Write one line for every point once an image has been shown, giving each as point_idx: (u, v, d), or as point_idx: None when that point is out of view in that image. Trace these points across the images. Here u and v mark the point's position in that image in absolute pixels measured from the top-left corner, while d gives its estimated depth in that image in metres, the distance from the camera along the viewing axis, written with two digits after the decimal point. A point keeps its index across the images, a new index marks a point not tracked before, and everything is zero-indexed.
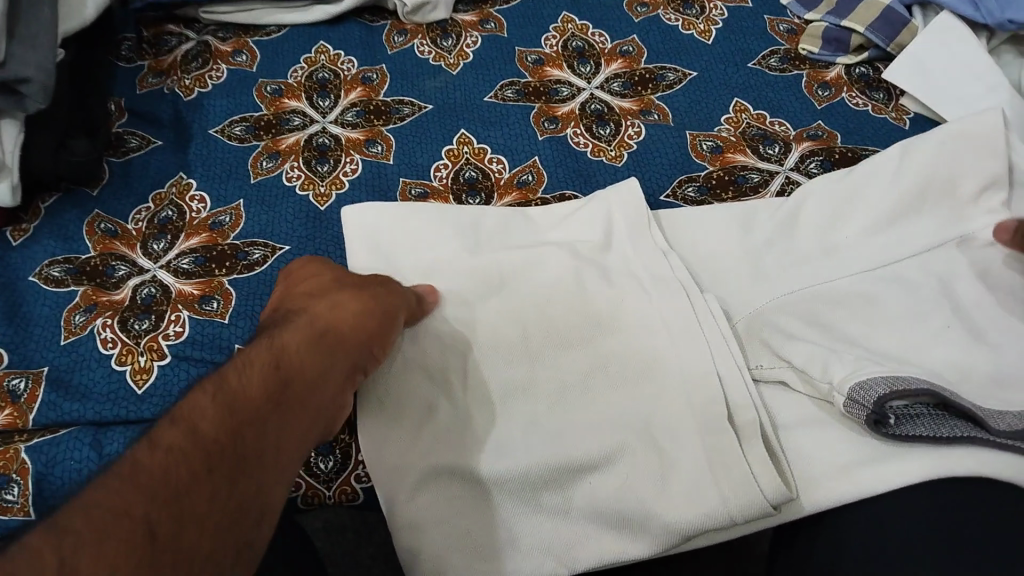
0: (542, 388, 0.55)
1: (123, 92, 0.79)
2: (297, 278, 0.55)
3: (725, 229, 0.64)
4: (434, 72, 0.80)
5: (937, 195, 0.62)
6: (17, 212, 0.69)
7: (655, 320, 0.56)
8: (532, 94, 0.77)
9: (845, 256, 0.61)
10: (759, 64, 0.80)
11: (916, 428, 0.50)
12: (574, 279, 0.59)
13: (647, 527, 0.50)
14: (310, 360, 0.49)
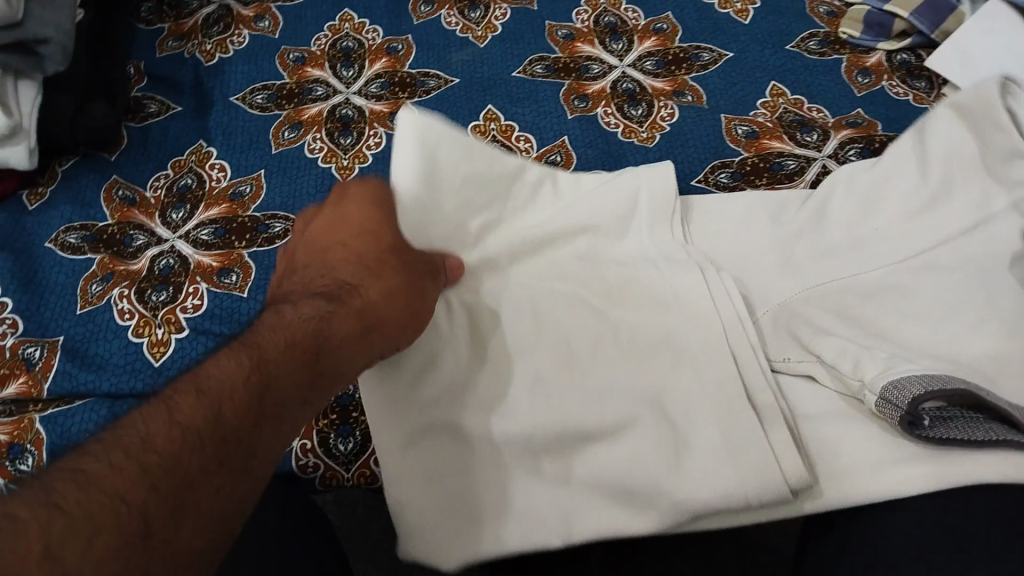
0: (545, 352, 0.50)
1: (143, 57, 0.77)
2: (340, 218, 0.50)
3: (757, 220, 0.61)
4: (462, 44, 0.77)
5: (972, 161, 0.57)
6: (33, 175, 0.67)
7: (669, 293, 0.52)
8: (562, 71, 0.75)
9: (877, 237, 0.57)
10: (798, 47, 0.77)
11: (952, 430, 0.45)
12: (588, 253, 0.55)
13: (657, 501, 0.45)
14: (350, 347, 0.45)
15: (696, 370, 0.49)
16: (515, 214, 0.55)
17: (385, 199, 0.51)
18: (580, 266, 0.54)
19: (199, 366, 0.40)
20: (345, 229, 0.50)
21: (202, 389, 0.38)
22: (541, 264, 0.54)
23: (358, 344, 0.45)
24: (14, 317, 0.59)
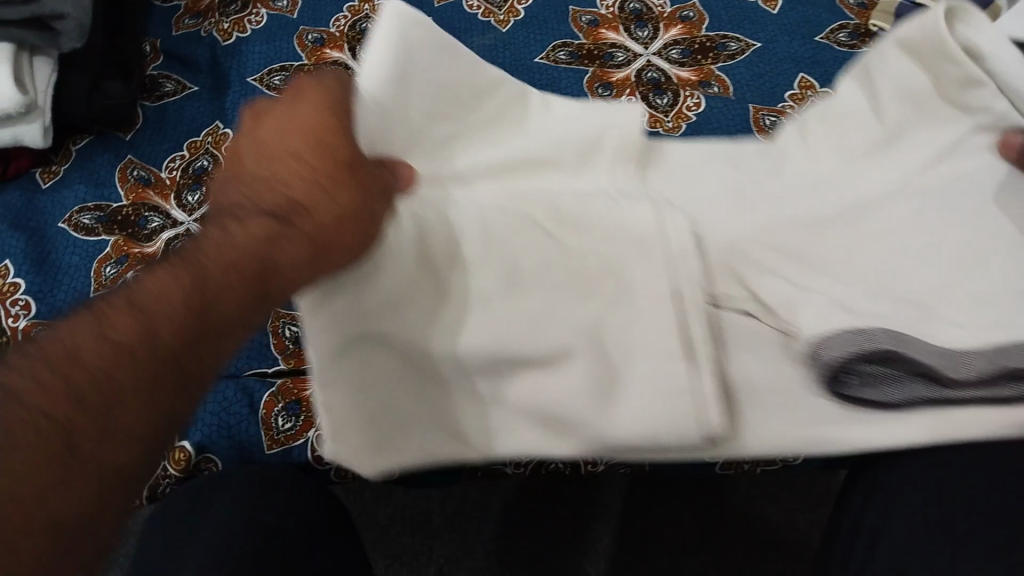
0: (492, 267, 0.48)
1: (159, 34, 0.75)
2: (289, 115, 0.43)
3: (710, 162, 0.62)
4: (484, 28, 0.76)
5: (925, 106, 0.59)
6: (47, 152, 0.66)
7: (626, 223, 0.51)
8: (586, 57, 0.74)
9: (823, 183, 0.59)
10: (827, 38, 0.75)
11: (873, 382, 0.49)
12: (543, 175, 0.55)
13: (580, 431, 0.48)
14: (299, 273, 0.40)
15: (648, 302, 0.48)
16: (466, 117, 0.54)
17: (343, 94, 0.44)
18: (523, 188, 0.54)
19: (138, 281, 0.39)
20: (296, 131, 0.42)
21: (136, 312, 0.38)
22: (499, 184, 0.54)
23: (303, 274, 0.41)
24: (27, 299, 0.58)
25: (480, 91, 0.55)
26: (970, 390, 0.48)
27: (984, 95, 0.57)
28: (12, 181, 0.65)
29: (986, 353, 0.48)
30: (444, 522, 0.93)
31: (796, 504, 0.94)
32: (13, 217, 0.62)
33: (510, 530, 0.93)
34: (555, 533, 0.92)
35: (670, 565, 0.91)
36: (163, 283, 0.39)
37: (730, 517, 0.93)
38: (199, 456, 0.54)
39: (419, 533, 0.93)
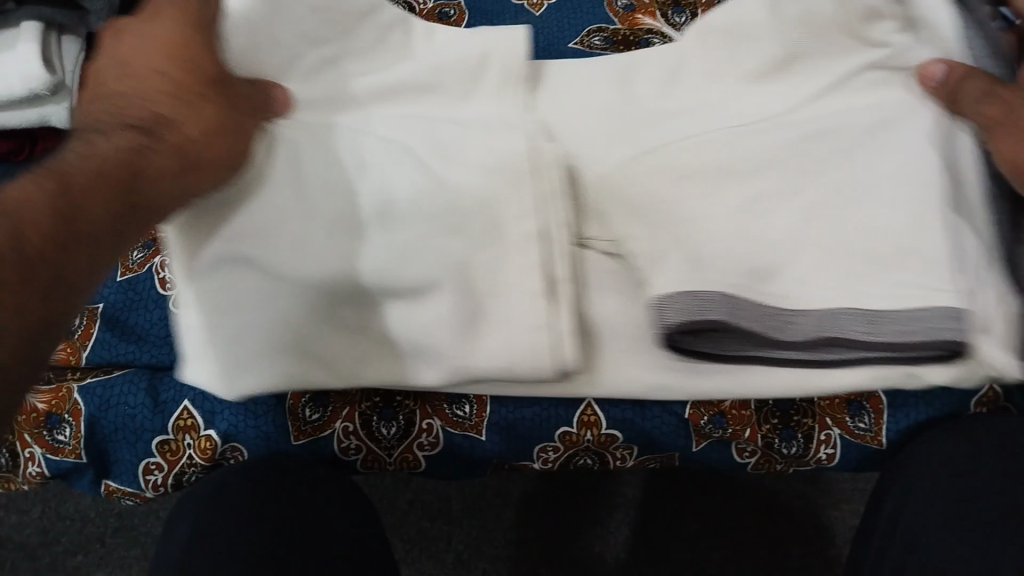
0: (364, 196, 0.47)
1: None
2: (146, 34, 0.46)
3: (595, 87, 0.56)
4: (517, 11, 0.74)
5: (823, 32, 0.53)
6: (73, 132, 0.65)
7: (487, 154, 0.50)
8: (621, 44, 0.72)
9: (711, 104, 0.53)
10: None
11: (706, 339, 0.47)
12: (418, 94, 0.54)
13: (442, 360, 0.49)
14: (171, 185, 0.43)
15: (509, 240, 0.48)
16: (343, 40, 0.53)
17: (203, 17, 0.47)
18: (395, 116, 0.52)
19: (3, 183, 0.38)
20: (159, 49, 0.46)
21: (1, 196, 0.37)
22: (385, 111, 0.53)
23: (182, 177, 0.43)
24: None
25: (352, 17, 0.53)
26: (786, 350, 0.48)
27: (892, 24, 0.53)
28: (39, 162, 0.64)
29: (833, 313, 0.47)
30: (463, 509, 0.93)
31: (819, 498, 0.93)
32: None
33: (529, 519, 0.92)
34: (575, 522, 0.92)
35: (690, 558, 0.90)
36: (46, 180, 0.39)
37: (752, 511, 0.92)
38: (225, 445, 0.53)
39: (438, 520, 0.92)
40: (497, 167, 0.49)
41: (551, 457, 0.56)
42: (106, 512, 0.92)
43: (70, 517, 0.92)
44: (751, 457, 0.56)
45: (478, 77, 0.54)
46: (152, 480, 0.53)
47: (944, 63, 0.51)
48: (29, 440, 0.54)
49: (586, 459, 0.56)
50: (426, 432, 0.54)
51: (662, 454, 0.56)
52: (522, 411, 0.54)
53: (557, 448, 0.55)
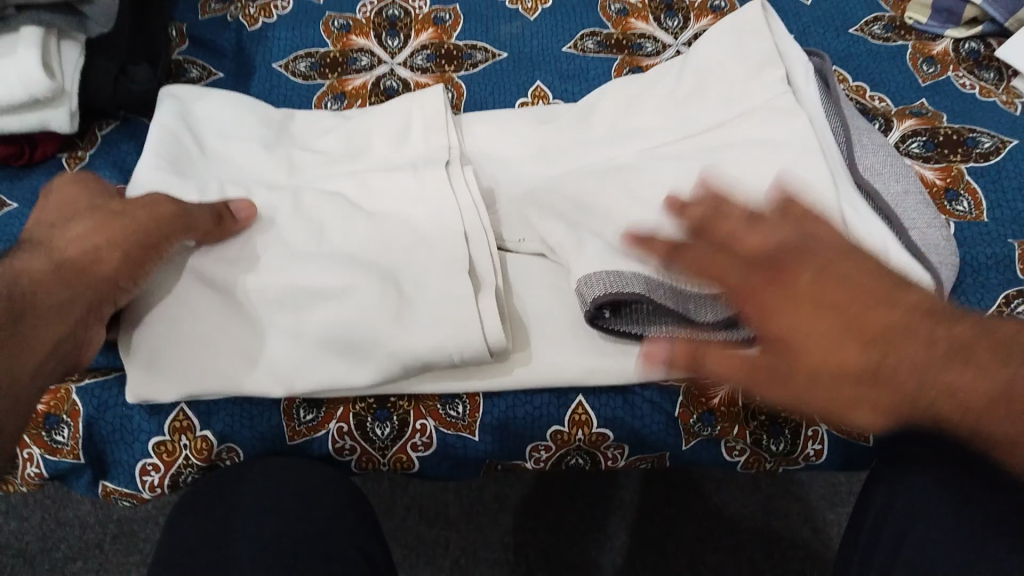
0: (296, 227, 0.53)
1: (185, 18, 0.75)
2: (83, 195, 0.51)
3: (520, 131, 0.64)
4: (511, 17, 0.75)
5: (716, 83, 0.61)
6: (72, 138, 0.66)
7: (410, 192, 0.55)
8: (614, 47, 0.73)
9: (629, 136, 0.61)
10: (862, 31, 0.74)
11: (628, 318, 0.52)
12: (348, 145, 0.61)
13: (372, 353, 0.49)
14: (55, 290, 0.46)
15: (431, 244, 0.52)
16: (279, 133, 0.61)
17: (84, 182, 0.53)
18: (326, 168, 0.59)
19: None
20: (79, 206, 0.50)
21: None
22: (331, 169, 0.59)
23: (59, 292, 0.46)
24: None
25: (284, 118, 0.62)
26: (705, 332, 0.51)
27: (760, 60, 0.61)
28: (37, 166, 0.64)
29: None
30: (459, 513, 0.93)
31: (816, 502, 0.93)
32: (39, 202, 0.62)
33: (527, 523, 0.92)
34: (573, 527, 0.92)
35: (689, 561, 0.90)
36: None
37: (749, 514, 0.93)
38: (222, 445, 0.54)
39: (436, 524, 0.93)
40: (421, 183, 0.55)
41: (544, 456, 0.56)
42: (105, 519, 0.93)
43: (69, 524, 0.93)
44: (741, 455, 0.56)
45: (407, 129, 0.60)
46: (149, 481, 0.54)
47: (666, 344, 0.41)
48: (28, 440, 0.54)
49: (578, 458, 0.57)
50: (420, 433, 0.54)
51: (653, 453, 0.57)
52: (513, 410, 0.54)
53: (549, 446, 0.55)
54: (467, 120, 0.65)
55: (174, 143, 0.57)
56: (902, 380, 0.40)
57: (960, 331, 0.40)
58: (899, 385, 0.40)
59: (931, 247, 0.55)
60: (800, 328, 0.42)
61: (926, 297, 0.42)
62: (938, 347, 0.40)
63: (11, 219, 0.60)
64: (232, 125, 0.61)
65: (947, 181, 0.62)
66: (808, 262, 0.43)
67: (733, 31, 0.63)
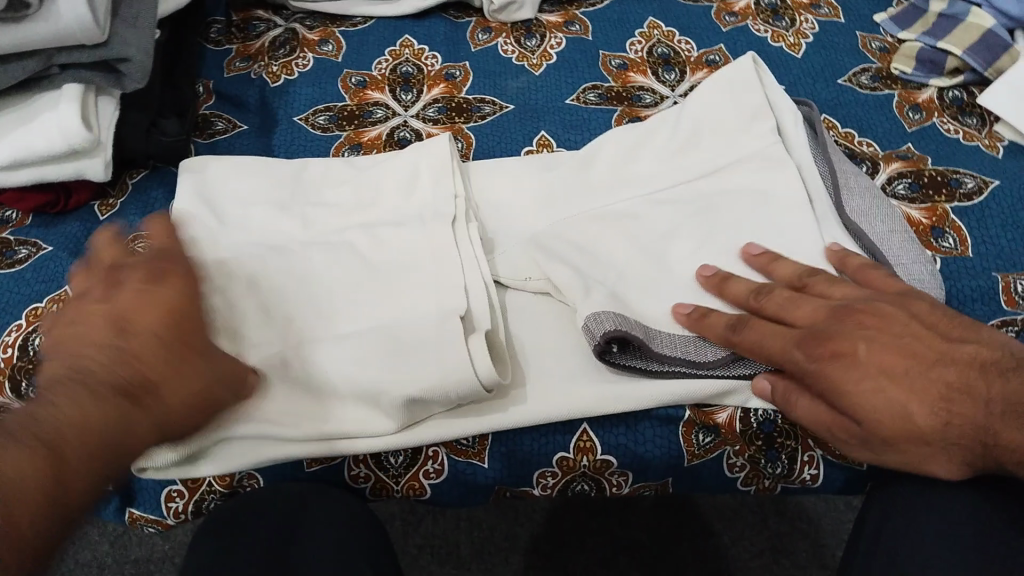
0: (311, 290, 0.57)
1: (212, 76, 0.80)
2: (129, 294, 0.49)
3: (528, 179, 0.67)
4: (518, 71, 0.80)
5: (710, 134, 0.65)
6: (104, 186, 0.70)
7: (418, 248, 0.58)
8: (615, 98, 0.77)
9: (629, 183, 0.64)
10: (850, 81, 0.78)
11: (633, 356, 0.55)
12: (356, 197, 0.63)
13: (382, 404, 0.53)
14: (140, 451, 0.47)
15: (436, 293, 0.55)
16: (292, 187, 0.65)
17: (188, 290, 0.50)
18: (333, 221, 0.62)
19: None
20: (137, 314, 0.48)
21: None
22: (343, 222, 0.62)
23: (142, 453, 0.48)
24: None
25: (296, 172, 0.66)
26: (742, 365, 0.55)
27: (751, 117, 0.65)
28: (72, 212, 0.68)
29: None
30: (471, 554, 0.94)
31: (824, 539, 0.94)
32: (73, 245, 0.65)
33: (537, 563, 0.93)
34: (585, 567, 0.92)
35: None
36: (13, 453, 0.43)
37: (758, 552, 0.94)
38: (243, 473, 0.56)
39: (447, 564, 0.94)
40: (430, 239, 0.58)
41: (550, 483, 0.58)
42: (120, 560, 0.94)
43: (86, 565, 0.94)
44: (742, 471, 0.58)
45: (413, 183, 0.63)
46: (173, 507, 0.57)
47: (768, 378, 0.53)
48: None
49: (584, 485, 0.59)
50: (432, 459, 0.57)
51: (656, 480, 0.59)
52: (520, 438, 0.57)
53: (556, 473, 0.57)
54: (473, 169, 0.68)
55: (192, 224, 0.61)
56: (953, 440, 0.46)
57: (1014, 386, 0.45)
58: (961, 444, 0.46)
59: (917, 282, 0.58)
60: (878, 394, 0.47)
61: (982, 349, 0.47)
62: (997, 406, 0.45)
63: (47, 260, 0.64)
64: (247, 190, 0.64)
65: (933, 220, 0.65)
66: (867, 332, 0.49)
67: (727, 85, 0.67)
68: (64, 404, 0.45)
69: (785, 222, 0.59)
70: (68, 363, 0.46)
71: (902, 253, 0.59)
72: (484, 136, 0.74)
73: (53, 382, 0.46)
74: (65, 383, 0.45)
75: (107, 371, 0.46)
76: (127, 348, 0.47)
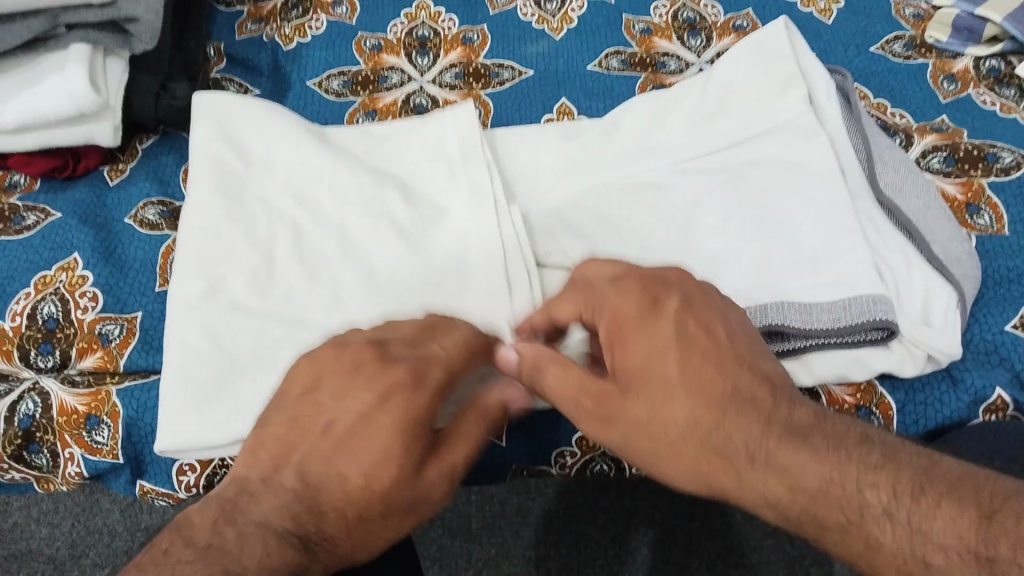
0: (341, 265, 0.56)
1: (222, 38, 0.78)
2: (341, 396, 0.44)
3: (549, 146, 0.65)
4: (537, 36, 0.77)
5: (739, 101, 0.63)
6: (114, 151, 0.68)
7: (453, 227, 0.57)
8: (638, 65, 0.75)
9: (655, 154, 0.62)
10: (883, 49, 0.75)
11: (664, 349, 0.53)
12: (388, 162, 0.62)
13: None
14: (353, 528, 0.43)
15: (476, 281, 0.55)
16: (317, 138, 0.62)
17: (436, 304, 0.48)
18: (358, 182, 0.59)
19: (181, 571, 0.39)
20: (373, 450, 0.43)
21: None
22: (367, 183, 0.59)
23: (353, 520, 0.43)
24: (94, 291, 0.59)
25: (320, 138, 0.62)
26: (813, 338, 0.52)
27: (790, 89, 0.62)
28: (81, 177, 0.67)
29: (846, 304, 0.52)
30: (482, 527, 0.94)
31: None
32: (82, 212, 0.63)
33: (549, 539, 0.93)
34: (596, 542, 0.92)
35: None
36: (190, 567, 0.39)
37: (771, 531, 0.92)
38: None
39: (458, 537, 0.94)
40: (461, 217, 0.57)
41: (568, 462, 0.57)
42: (133, 528, 0.95)
43: (98, 531, 0.95)
44: None
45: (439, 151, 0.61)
46: (185, 481, 0.55)
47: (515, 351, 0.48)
48: (69, 441, 0.55)
49: (603, 465, 0.57)
50: None
51: None
52: (540, 415, 0.56)
53: (575, 452, 0.56)
54: (498, 135, 0.66)
55: (217, 172, 0.59)
56: (766, 402, 0.42)
57: None
58: (764, 406, 0.42)
59: (953, 260, 0.56)
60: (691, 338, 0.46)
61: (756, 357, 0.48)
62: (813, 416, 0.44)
63: (55, 228, 0.62)
64: (271, 131, 0.61)
65: (968, 196, 0.63)
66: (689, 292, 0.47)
67: (759, 50, 0.64)
68: (231, 538, 0.41)
69: (819, 196, 0.57)
70: (282, 501, 0.42)
71: (942, 233, 0.57)
72: (505, 104, 0.72)
73: (230, 510, 0.42)
74: (246, 498, 0.42)
75: (346, 510, 0.43)
76: (350, 483, 0.43)
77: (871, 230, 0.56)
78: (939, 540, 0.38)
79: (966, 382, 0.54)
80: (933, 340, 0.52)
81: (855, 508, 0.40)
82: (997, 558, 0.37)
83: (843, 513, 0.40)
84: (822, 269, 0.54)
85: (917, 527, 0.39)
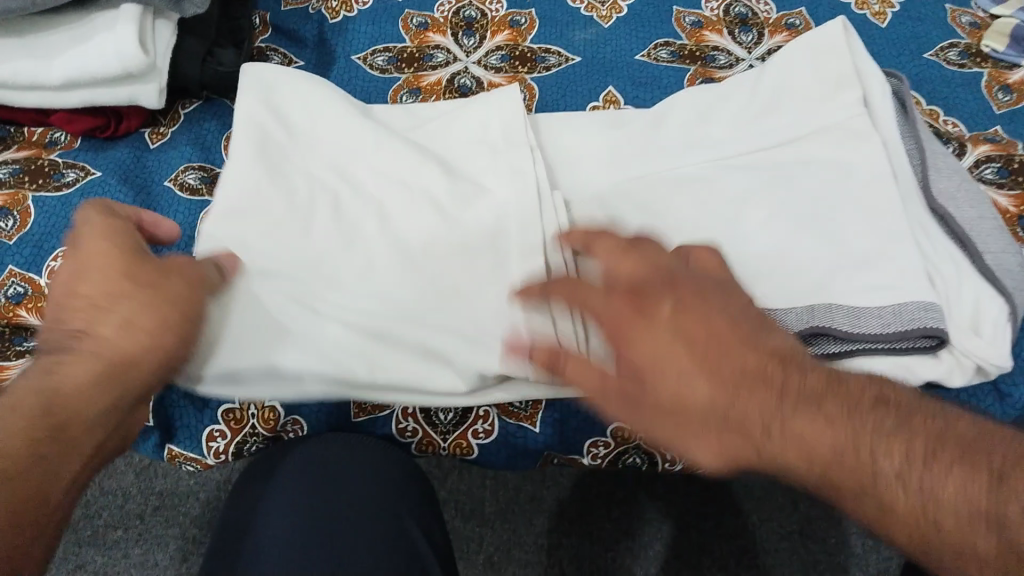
0: (379, 239, 0.55)
1: (269, 8, 0.77)
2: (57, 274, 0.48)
3: (595, 132, 0.64)
4: (586, 23, 0.76)
5: (793, 97, 0.62)
6: (155, 114, 0.68)
7: (494, 208, 0.56)
8: (687, 57, 0.73)
9: (704, 147, 0.61)
10: (937, 56, 0.74)
11: None
12: (427, 140, 0.61)
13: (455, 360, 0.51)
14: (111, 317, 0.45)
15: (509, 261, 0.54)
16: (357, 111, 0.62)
17: None
18: (398, 157, 0.58)
19: None
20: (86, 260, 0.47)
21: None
22: (403, 156, 0.58)
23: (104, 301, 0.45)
24: None
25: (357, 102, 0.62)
26: (859, 342, 0.51)
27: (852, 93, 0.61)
28: (123, 138, 0.67)
29: (897, 310, 0.51)
30: (496, 512, 0.94)
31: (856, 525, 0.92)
32: (123, 172, 0.63)
33: (563, 527, 0.92)
34: (608, 533, 0.92)
35: None
36: None
37: (786, 535, 0.92)
38: (288, 418, 0.55)
39: (471, 521, 0.93)
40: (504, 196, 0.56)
41: (601, 453, 0.57)
42: (147, 490, 0.96)
43: (112, 493, 0.96)
44: None
45: (484, 132, 0.60)
46: (215, 447, 0.55)
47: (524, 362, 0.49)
48: None
49: (636, 457, 0.58)
50: (482, 420, 0.55)
51: None
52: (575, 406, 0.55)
53: (608, 443, 0.56)
54: (542, 120, 0.65)
55: (260, 136, 0.58)
56: (776, 375, 0.42)
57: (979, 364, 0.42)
58: (776, 377, 0.42)
59: (1006, 272, 0.55)
60: (705, 323, 0.44)
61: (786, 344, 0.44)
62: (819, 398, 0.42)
63: (94, 186, 0.62)
64: (315, 103, 0.61)
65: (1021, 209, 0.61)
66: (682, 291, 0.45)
67: (816, 50, 0.63)
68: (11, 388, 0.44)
69: (868, 199, 0.56)
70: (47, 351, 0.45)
71: (994, 243, 0.56)
72: (551, 88, 0.71)
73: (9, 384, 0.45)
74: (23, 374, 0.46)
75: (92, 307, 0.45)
76: (85, 287, 0.46)
77: (922, 238, 0.55)
78: (951, 505, 0.38)
79: (1013, 397, 0.54)
80: (982, 351, 0.51)
81: (869, 472, 0.39)
82: (1010, 523, 0.37)
83: (856, 479, 0.39)
84: (870, 274, 0.53)
85: (931, 495, 0.38)
